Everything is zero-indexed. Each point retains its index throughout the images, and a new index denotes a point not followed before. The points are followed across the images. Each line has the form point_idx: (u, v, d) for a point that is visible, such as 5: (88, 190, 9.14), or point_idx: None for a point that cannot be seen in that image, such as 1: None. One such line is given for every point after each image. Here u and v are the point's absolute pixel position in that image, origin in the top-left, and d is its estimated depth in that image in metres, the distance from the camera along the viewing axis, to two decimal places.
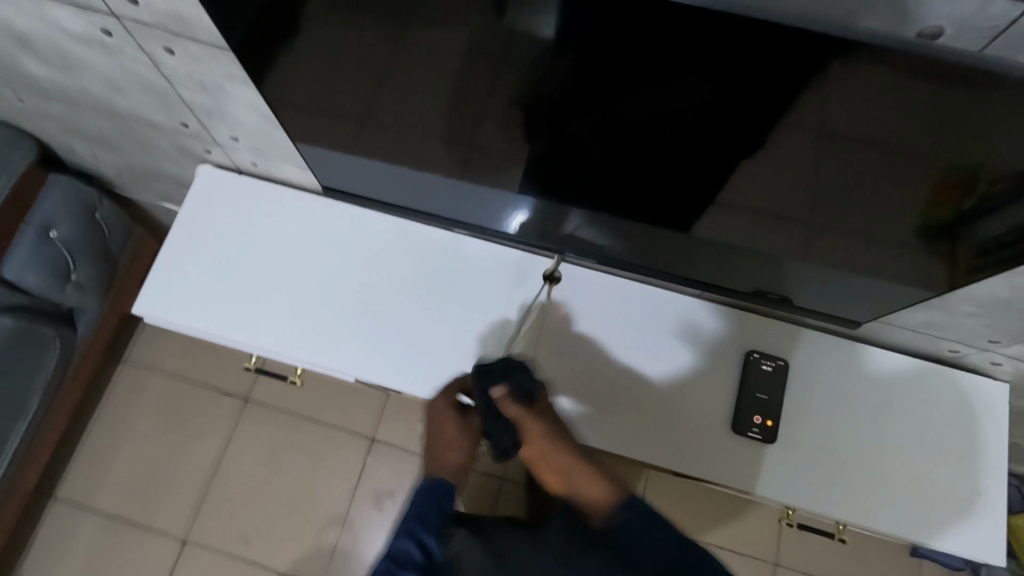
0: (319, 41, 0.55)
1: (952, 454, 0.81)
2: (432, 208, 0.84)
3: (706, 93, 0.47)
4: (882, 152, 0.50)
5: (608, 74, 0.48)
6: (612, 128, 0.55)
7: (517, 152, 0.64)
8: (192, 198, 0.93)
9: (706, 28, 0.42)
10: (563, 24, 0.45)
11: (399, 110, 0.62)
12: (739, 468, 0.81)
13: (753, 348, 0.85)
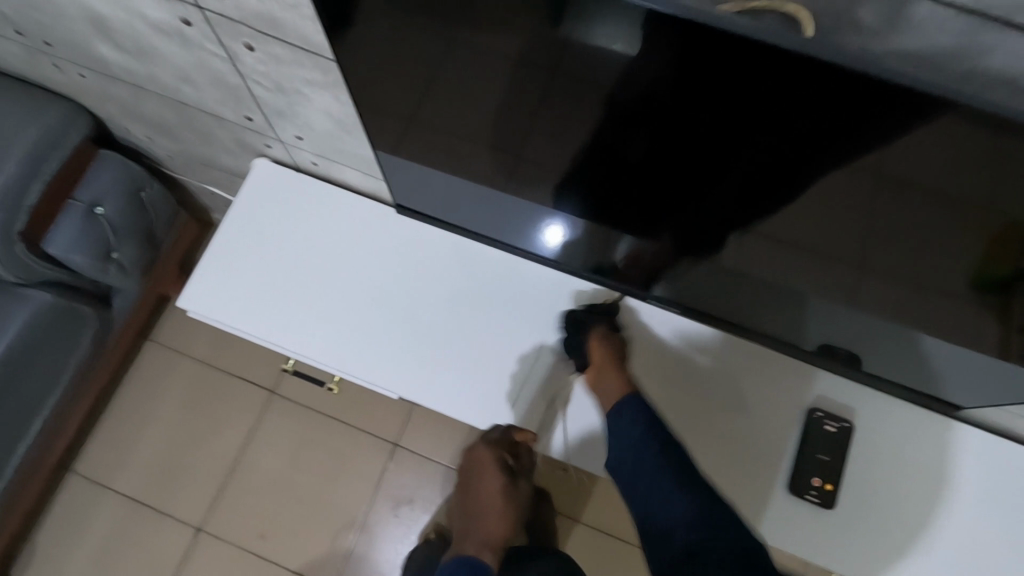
0: (412, 56, 0.52)
1: (1003, 530, 0.76)
2: (497, 226, 0.81)
3: (820, 157, 0.43)
4: (964, 213, 0.43)
5: (684, 106, 0.43)
6: (686, 151, 0.49)
7: (569, 164, 0.59)
8: (247, 193, 0.91)
9: (829, 95, 0.37)
10: (645, 40, 0.39)
11: (482, 133, 0.59)
12: (793, 532, 0.77)
13: (816, 405, 0.81)
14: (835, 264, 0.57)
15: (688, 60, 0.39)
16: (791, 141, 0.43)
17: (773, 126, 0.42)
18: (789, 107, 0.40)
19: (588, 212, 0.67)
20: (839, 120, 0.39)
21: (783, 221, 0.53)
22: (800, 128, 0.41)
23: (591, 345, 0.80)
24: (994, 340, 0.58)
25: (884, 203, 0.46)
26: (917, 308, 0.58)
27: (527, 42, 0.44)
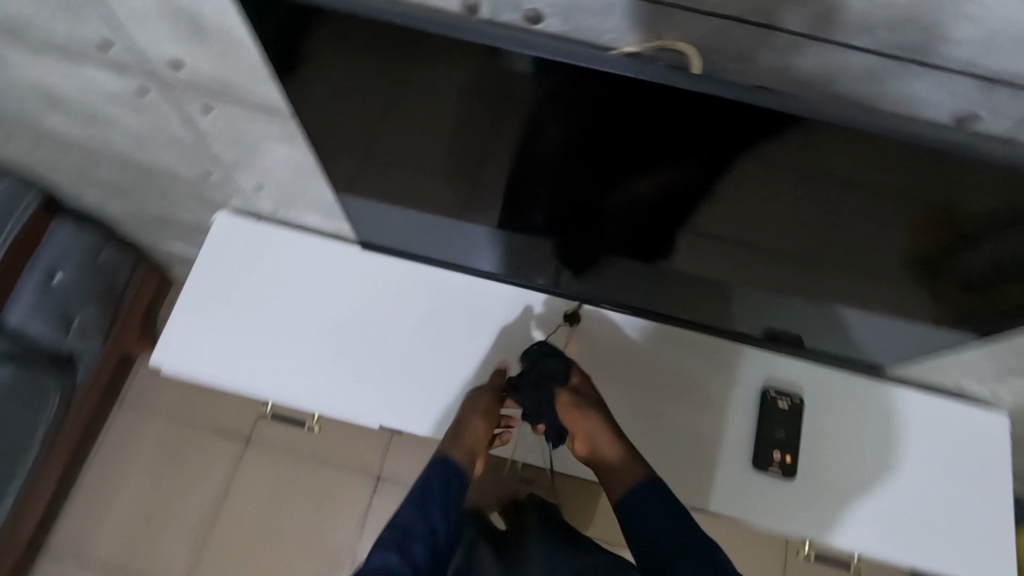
0: (361, 105, 0.56)
1: (943, 476, 0.84)
2: (459, 252, 0.86)
3: (735, 164, 0.50)
4: (860, 198, 0.50)
5: (614, 125, 0.49)
6: (632, 174, 0.55)
7: (530, 194, 0.64)
8: (208, 245, 0.92)
9: (731, 112, 0.44)
10: (583, 80, 0.45)
11: (435, 167, 0.64)
12: (763, 505, 0.83)
13: (768, 384, 0.87)
14: (764, 256, 0.64)
15: (612, 85, 0.45)
16: (707, 155, 0.49)
17: (691, 141, 0.48)
18: (699, 126, 0.46)
19: (536, 229, 0.72)
20: (742, 133, 0.46)
21: (713, 224, 0.60)
22: (714, 142, 0.48)
23: (569, 418, 0.83)
24: (911, 303, 0.65)
25: (796, 197, 0.52)
26: (839, 287, 0.66)
27: (471, 86, 0.49)
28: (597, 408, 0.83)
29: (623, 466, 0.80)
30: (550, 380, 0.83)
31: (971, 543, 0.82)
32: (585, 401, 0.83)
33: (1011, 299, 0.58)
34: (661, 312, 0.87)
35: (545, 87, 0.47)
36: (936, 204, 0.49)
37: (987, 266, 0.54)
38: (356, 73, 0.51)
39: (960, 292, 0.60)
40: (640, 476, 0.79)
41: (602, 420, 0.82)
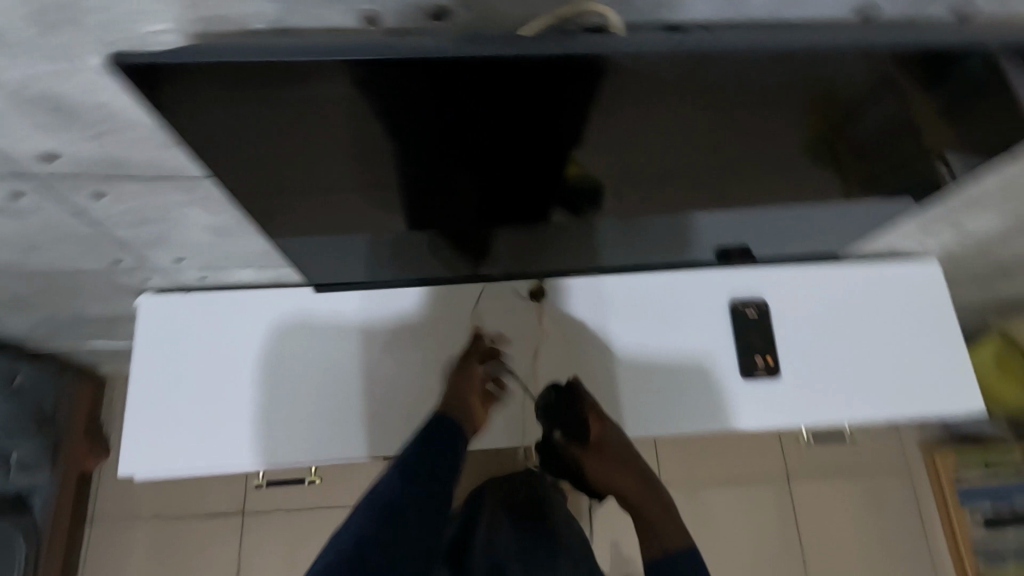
0: (269, 154, 0.51)
1: (897, 331, 0.92)
2: (400, 265, 0.82)
3: (652, 108, 0.48)
4: (777, 110, 0.51)
5: (516, 110, 0.46)
6: (553, 142, 0.52)
7: (458, 191, 0.60)
8: (142, 336, 0.86)
9: (641, 65, 0.42)
10: (464, 69, 0.40)
11: (361, 194, 0.60)
12: (761, 409, 0.87)
13: (734, 297, 0.91)
14: (704, 185, 0.65)
15: (505, 71, 0.41)
16: (622, 109, 0.48)
17: (602, 102, 0.46)
18: (613, 84, 0.44)
19: (463, 226, 0.69)
20: (653, 80, 0.44)
21: (645, 168, 0.60)
22: (624, 98, 0.46)
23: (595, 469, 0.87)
24: (843, 188, 0.69)
25: (721, 124, 0.52)
26: (775, 192, 0.69)
27: (353, 109, 0.44)
28: (619, 463, 0.86)
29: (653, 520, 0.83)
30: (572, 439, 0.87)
31: (936, 382, 0.90)
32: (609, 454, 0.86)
33: (914, 156, 0.63)
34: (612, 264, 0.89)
35: (437, 92, 0.43)
36: (851, 99, 0.50)
37: (884, 134, 0.57)
38: (252, 126, 0.46)
39: (877, 163, 0.64)
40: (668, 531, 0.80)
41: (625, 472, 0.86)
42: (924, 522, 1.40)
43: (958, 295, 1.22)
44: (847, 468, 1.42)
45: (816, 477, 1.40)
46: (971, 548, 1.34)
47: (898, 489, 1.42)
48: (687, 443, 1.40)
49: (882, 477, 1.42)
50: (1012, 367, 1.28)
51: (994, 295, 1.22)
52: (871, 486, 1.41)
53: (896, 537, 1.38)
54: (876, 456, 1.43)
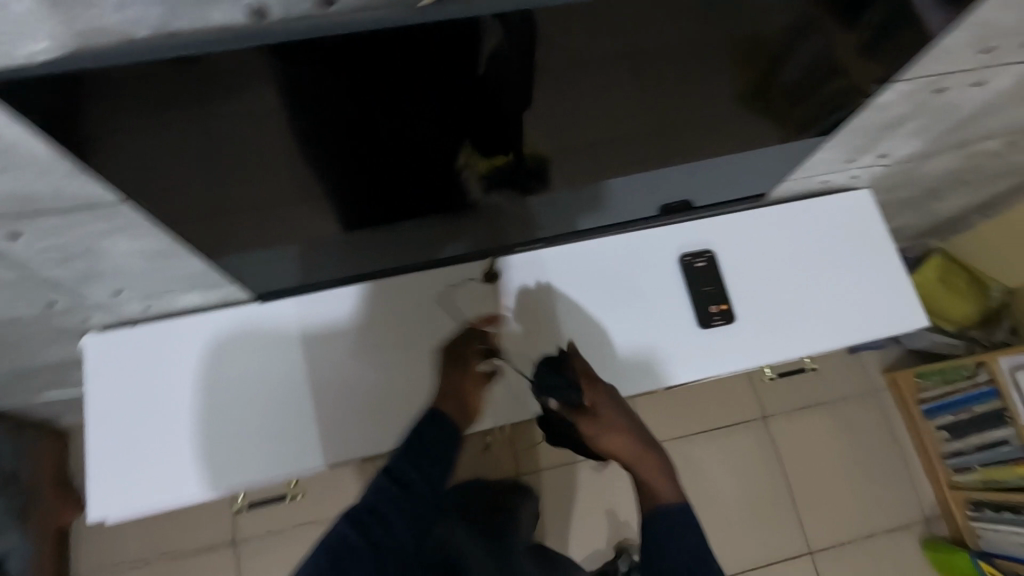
0: (191, 158, 0.51)
1: (839, 261, 0.95)
2: (354, 262, 0.82)
3: (559, 70, 0.51)
4: (695, 55, 0.54)
5: (428, 78, 0.48)
6: (481, 115, 0.55)
7: (392, 174, 0.62)
8: (89, 377, 0.82)
9: (536, 19, 0.45)
10: (384, 42, 0.43)
11: (294, 190, 0.60)
12: (724, 356, 0.89)
13: (683, 252, 0.93)
14: (630, 142, 0.67)
15: (418, 38, 0.43)
16: (530, 71, 0.50)
17: (509, 64, 0.49)
18: (514, 45, 0.47)
19: (407, 211, 0.71)
20: (552, 37, 0.47)
21: (570, 134, 0.62)
22: (529, 58, 0.49)
23: (586, 432, 0.76)
24: (767, 128, 0.72)
25: (642, 76, 0.55)
26: (701, 140, 0.71)
27: (272, 95, 0.46)
28: (618, 429, 0.75)
29: (650, 487, 0.72)
30: (556, 402, 0.79)
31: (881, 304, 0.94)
32: (600, 417, 0.76)
33: (825, 88, 0.66)
34: (561, 233, 0.91)
35: (348, 66, 0.45)
36: (770, 36, 0.54)
37: (807, 71, 0.61)
38: (167, 126, 0.46)
39: (790, 100, 0.67)
40: (664, 502, 0.70)
41: (625, 441, 0.74)
42: (891, 438, 1.48)
43: (894, 220, 1.29)
44: (818, 400, 1.48)
45: (788, 412, 1.46)
46: (937, 455, 1.42)
47: (865, 411, 1.49)
48: (665, 399, 1.44)
49: (850, 403, 1.49)
50: (953, 283, 1.40)
51: (926, 215, 1.29)
52: (841, 412, 1.48)
53: (869, 456, 1.46)
54: (840, 384, 1.50)
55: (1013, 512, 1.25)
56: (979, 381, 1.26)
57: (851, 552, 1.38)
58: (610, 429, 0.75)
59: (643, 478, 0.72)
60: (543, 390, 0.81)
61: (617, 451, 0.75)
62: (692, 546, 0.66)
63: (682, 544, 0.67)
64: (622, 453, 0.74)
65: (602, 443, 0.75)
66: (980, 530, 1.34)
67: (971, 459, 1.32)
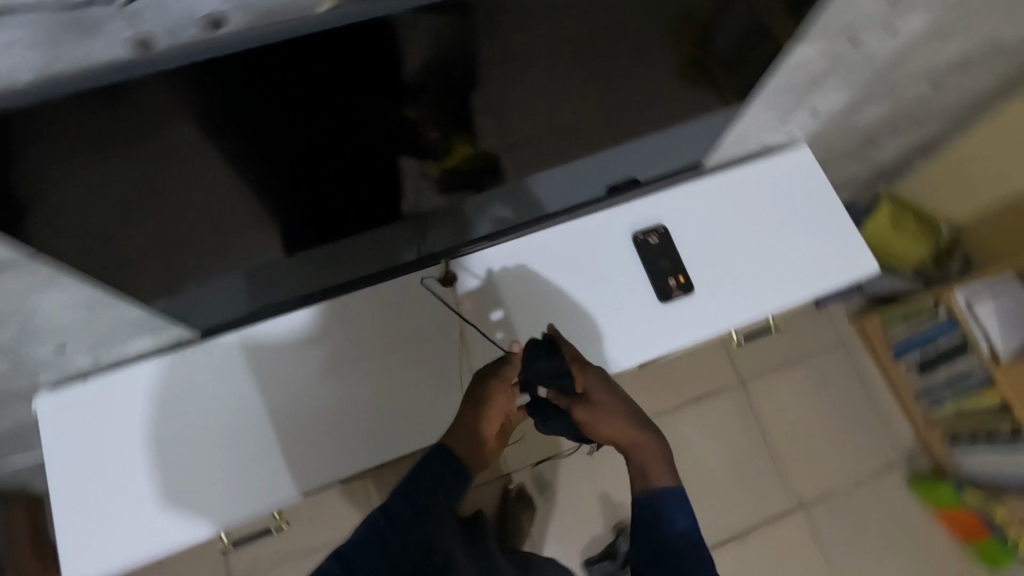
0: (113, 198, 0.49)
1: (788, 218, 0.97)
2: (314, 279, 0.81)
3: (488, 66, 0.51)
4: (621, 32, 0.54)
5: (357, 87, 0.47)
6: (410, 120, 0.54)
7: (329, 188, 0.60)
8: (45, 438, 0.79)
9: (451, 16, 0.44)
10: (297, 53, 0.42)
11: (229, 216, 0.58)
12: (688, 327, 0.91)
13: (635, 229, 0.94)
14: (565, 127, 0.68)
15: (329, 45, 0.42)
16: (459, 69, 0.50)
17: (436, 63, 0.48)
18: (438, 44, 0.46)
19: (362, 222, 0.70)
20: (475, 29, 0.46)
21: (509, 127, 0.62)
22: (454, 56, 0.48)
23: (579, 419, 0.73)
24: (699, 96, 0.73)
25: (576, 59, 0.55)
26: (636, 116, 0.72)
27: (199, 117, 0.45)
28: (615, 412, 0.73)
29: (648, 471, 0.70)
30: (546, 388, 0.75)
31: (834, 255, 0.96)
32: (592, 403, 0.73)
33: (752, 53, 0.67)
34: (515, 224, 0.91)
35: (271, 81, 0.44)
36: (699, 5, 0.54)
37: (738, 36, 0.62)
38: (81, 169, 0.44)
39: (722, 67, 0.68)
40: (664, 486, 0.69)
41: (623, 425, 0.73)
42: (865, 382, 1.52)
43: (839, 172, 1.32)
44: (791, 355, 1.52)
45: (763, 372, 1.49)
46: (910, 392, 1.47)
47: (838, 360, 1.53)
48: (644, 375, 1.46)
49: (822, 354, 1.53)
50: (904, 223, 1.43)
51: (868, 164, 1.33)
52: (815, 364, 1.52)
53: (846, 403, 1.50)
54: (810, 337, 1.54)
55: (987, 437, 1.30)
56: (938, 316, 1.30)
57: (841, 498, 1.42)
58: (602, 416, 0.73)
59: (639, 463, 0.71)
60: (532, 376, 0.76)
61: (611, 437, 0.73)
62: (686, 528, 0.67)
63: (678, 526, 0.67)
64: (617, 438, 0.72)
65: (596, 429, 0.73)
66: (958, 459, 1.39)
67: (941, 392, 1.37)
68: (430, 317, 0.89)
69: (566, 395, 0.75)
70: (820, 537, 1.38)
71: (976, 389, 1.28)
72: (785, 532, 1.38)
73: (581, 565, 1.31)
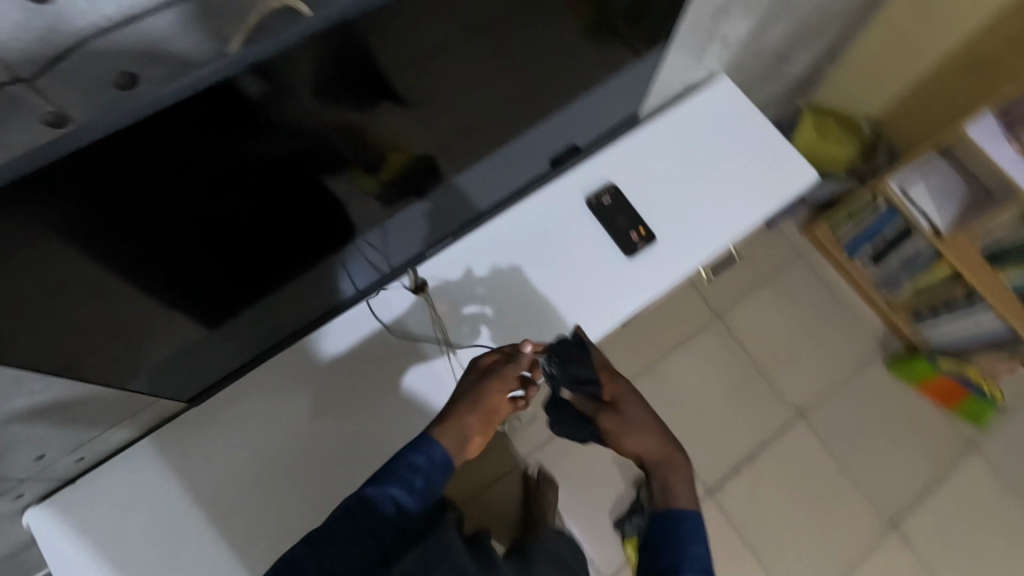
0: (52, 307, 0.46)
1: (727, 148, 1.00)
2: (248, 343, 0.77)
3: (365, 82, 0.50)
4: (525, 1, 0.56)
5: (235, 141, 0.45)
6: (331, 147, 0.53)
7: (268, 237, 0.59)
8: (49, 553, 0.74)
9: (338, 35, 0.43)
10: (198, 110, 0.40)
11: (175, 293, 0.56)
12: (660, 273, 0.93)
13: (586, 193, 0.96)
14: (496, 106, 0.69)
15: (232, 92, 0.41)
16: (336, 94, 0.48)
17: (312, 96, 0.46)
18: (308, 78, 0.45)
19: (284, 272, 0.67)
20: (360, 39, 0.46)
21: (429, 123, 0.62)
22: (327, 84, 0.46)
23: (603, 424, 0.78)
24: (615, 49, 0.76)
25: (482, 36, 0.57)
26: (556, 82, 0.73)
27: (70, 218, 0.41)
28: (641, 425, 0.77)
29: (668, 486, 0.72)
30: (579, 388, 0.79)
31: (777, 173, 1.00)
32: (620, 411, 0.78)
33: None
34: (465, 222, 0.91)
35: (137, 160, 0.41)
36: None
37: None
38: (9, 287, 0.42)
39: (628, 15, 0.71)
40: (681, 508, 0.69)
41: (648, 438, 0.76)
42: (829, 285, 1.60)
43: (759, 96, 1.38)
44: (756, 278, 1.58)
45: (735, 300, 1.54)
46: (869, 284, 1.55)
47: (799, 271, 1.60)
48: (626, 331, 1.49)
49: (784, 269, 1.60)
50: (828, 131, 1.51)
51: (782, 81, 1.39)
52: (779, 280, 1.58)
53: (816, 309, 1.57)
54: (769, 257, 1.60)
55: (946, 306, 1.40)
56: (879, 207, 1.39)
57: (833, 398, 1.49)
58: (625, 428, 0.76)
59: (659, 474, 0.74)
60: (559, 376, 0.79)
61: (631, 447, 0.76)
62: (698, 555, 0.64)
63: (690, 553, 0.64)
64: (640, 446, 0.76)
65: (620, 436, 0.76)
66: (926, 333, 1.49)
67: (898, 276, 1.47)
68: (412, 328, 0.89)
69: (596, 400, 0.79)
70: (823, 439, 1.45)
71: (928, 264, 1.39)
72: (791, 443, 1.44)
73: (613, 526, 1.34)
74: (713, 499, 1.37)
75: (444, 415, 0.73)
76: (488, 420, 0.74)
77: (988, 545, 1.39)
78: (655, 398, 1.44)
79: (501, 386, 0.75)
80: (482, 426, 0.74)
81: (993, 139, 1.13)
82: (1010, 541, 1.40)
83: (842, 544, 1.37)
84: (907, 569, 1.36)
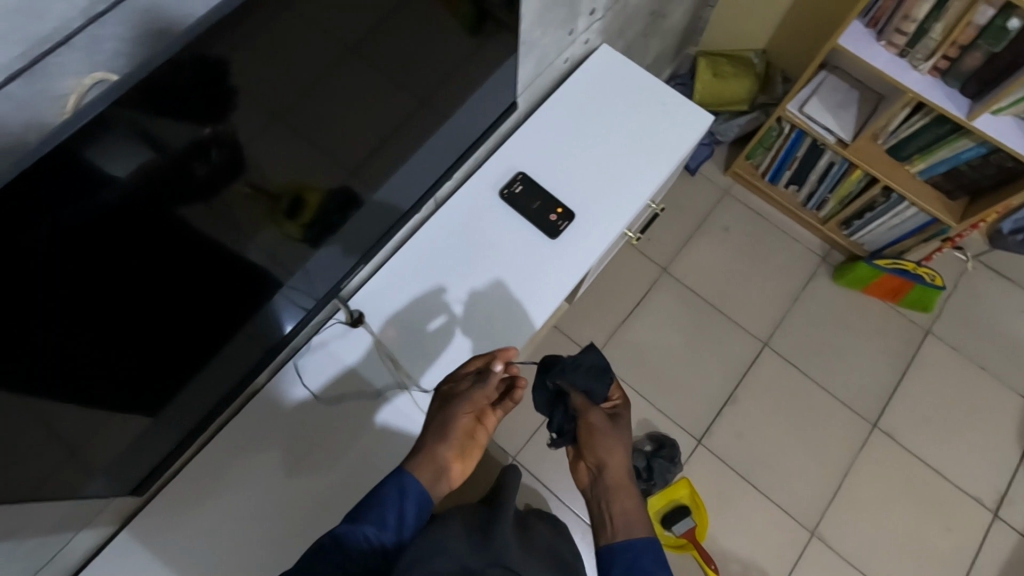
0: None
1: (622, 112, 1.03)
2: (190, 422, 0.71)
3: (235, 111, 0.47)
4: (380, 29, 0.57)
5: (110, 209, 0.41)
6: (223, 186, 0.50)
7: (195, 302, 0.57)
8: None
9: (194, 64, 0.41)
10: (66, 179, 0.37)
11: (103, 397, 0.54)
12: (588, 247, 0.95)
13: (498, 187, 0.97)
14: (387, 133, 0.70)
15: (99, 152, 0.38)
16: (207, 131, 0.46)
17: (175, 137, 0.43)
18: (172, 119, 0.42)
19: (207, 346, 0.64)
20: (220, 64, 0.43)
21: (326, 161, 0.62)
22: (198, 117, 0.44)
23: (581, 430, 0.74)
24: (484, 49, 0.78)
25: (353, 77, 0.58)
26: (437, 88, 0.74)
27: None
28: (621, 449, 0.72)
29: (617, 513, 0.66)
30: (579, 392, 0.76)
31: (677, 124, 1.03)
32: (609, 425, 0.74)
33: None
34: (372, 240, 0.83)
35: (11, 274, 0.37)
36: None
37: None
38: None
39: (487, 14, 0.73)
40: (635, 537, 0.64)
41: (623, 461, 0.71)
42: (761, 216, 1.65)
43: (649, 54, 1.42)
44: (691, 226, 1.62)
45: (677, 252, 1.58)
46: (797, 206, 1.61)
47: (731, 210, 1.65)
48: (583, 307, 1.51)
49: (718, 211, 1.64)
50: (723, 70, 1.55)
51: (667, 35, 1.43)
52: (715, 222, 1.63)
53: (756, 241, 1.62)
54: (699, 203, 1.65)
55: (871, 210, 1.47)
56: (787, 131, 1.46)
57: (791, 321, 1.54)
58: (604, 448, 0.72)
59: (613, 501, 0.68)
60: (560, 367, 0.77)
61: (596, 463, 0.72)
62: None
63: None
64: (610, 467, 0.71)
65: (595, 448, 0.72)
66: (859, 239, 1.55)
67: (821, 192, 1.53)
68: (364, 360, 0.89)
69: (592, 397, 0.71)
70: (791, 362, 1.50)
71: (844, 174, 1.45)
72: (763, 374, 1.48)
73: None
74: (705, 447, 1.41)
75: (416, 450, 0.73)
76: (461, 445, 0.73)
77: (964, 422, 1.46)
78: (627, 365, 1.47)
79: (465, 402, 0.74)
80: (460, 451, 0.73)
81: (866, 45, 1.19)
82: (984, 412, 1.47)
83: (833, 455, 1.41)
84: (897, 462, 1.41)
